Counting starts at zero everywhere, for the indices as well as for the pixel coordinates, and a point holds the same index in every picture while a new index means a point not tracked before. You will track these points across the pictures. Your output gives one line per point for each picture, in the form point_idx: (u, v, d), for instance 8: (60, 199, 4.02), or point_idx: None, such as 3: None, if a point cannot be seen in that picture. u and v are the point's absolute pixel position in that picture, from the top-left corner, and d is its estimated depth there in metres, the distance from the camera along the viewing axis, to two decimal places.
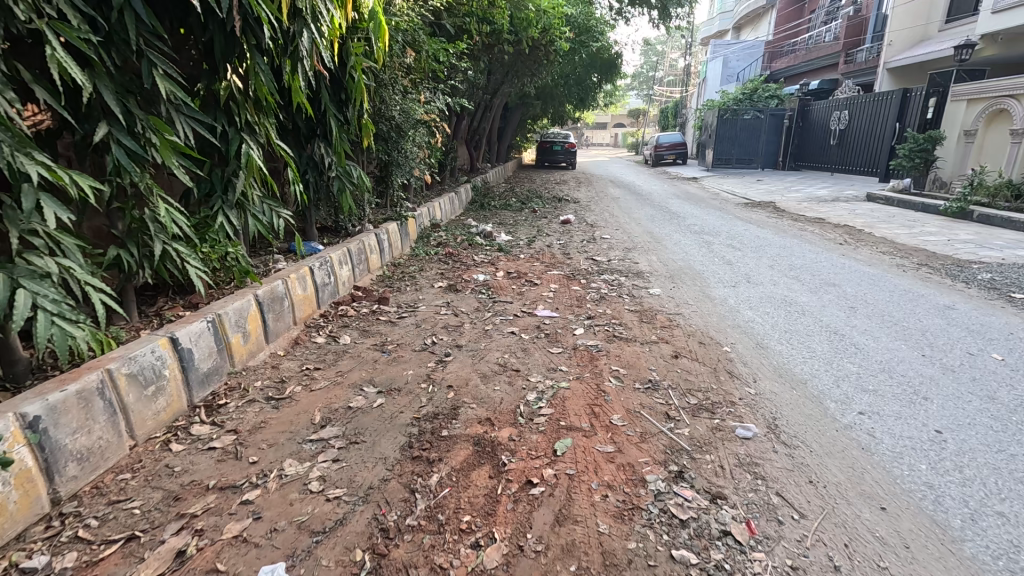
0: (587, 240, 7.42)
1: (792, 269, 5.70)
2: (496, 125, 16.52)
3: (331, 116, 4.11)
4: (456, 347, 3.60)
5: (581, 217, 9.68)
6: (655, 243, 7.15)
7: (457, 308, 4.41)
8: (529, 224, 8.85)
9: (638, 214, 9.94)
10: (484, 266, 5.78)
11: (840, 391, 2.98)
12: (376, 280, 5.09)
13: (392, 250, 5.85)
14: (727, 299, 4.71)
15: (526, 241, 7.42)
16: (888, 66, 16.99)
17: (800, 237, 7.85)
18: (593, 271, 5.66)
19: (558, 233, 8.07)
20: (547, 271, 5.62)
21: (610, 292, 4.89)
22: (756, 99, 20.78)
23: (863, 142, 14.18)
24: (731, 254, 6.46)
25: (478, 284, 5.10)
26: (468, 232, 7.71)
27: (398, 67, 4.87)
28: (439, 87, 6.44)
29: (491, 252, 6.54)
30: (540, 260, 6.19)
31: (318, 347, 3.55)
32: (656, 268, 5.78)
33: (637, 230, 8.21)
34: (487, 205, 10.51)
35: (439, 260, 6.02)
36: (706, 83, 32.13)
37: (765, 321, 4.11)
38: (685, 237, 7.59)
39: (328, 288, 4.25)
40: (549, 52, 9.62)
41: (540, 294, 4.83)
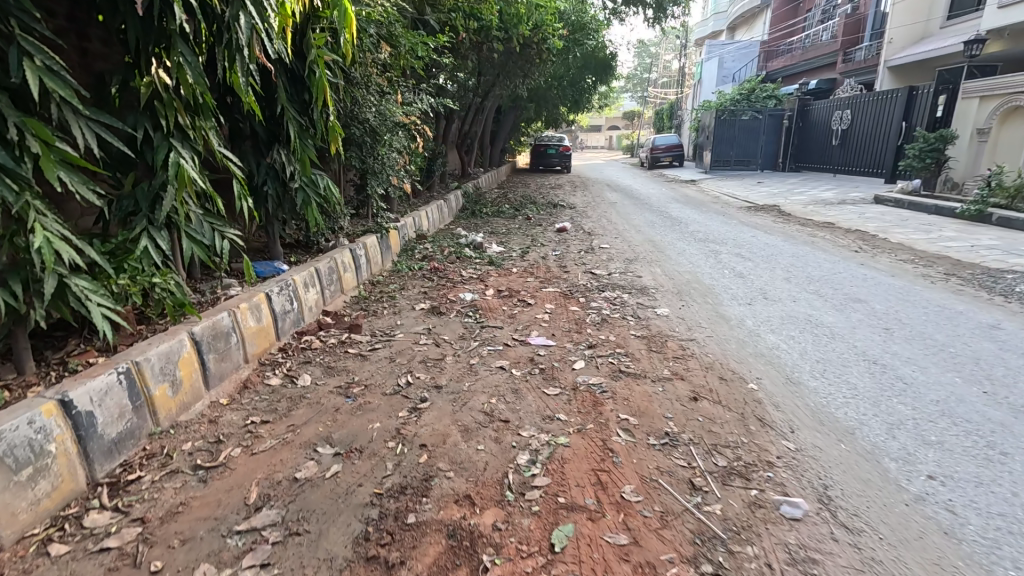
0: (585, 250, 6.89)
1: (811, 282, 5.19)
2: (488, 128, 16.02)
3: (291, 118, 3.58)
4: (435, 390, 3.05)
5: (577, 224, 9.17)
6: (658, 253, 6.64)
7: (439, 336, 3.87)
8: (523, 232, 8.33)
9: (637, 220, 9.43)
10: (473, 283, 5.25)
11: (898, 445, 2.44)
12: (350, 303, 4.55)
13: (371, 266, 5.31)
14: (744, 320, 4.18)
15: (519, 252, 6.89)
16: (889, 64, 16.58)
17: (811, 244, 7.35)
18: (593, 287, 5.13)
19: (553, 242, 7.54)
20: (543, 288, 5.09)
21: (612, 313, 4.37)
22: (754, 99, 20.37)
23: (867, 142, 13.74)
24: (741, 265, 5.95)
25: (465, 306, 4.56)
26: (457, 242, 7.17)
27: (371, 63, 4.37)
28: (420, 87, 5.93)
29: (481, 266, 6.00)
30: (535, 275, 5.65)
31: (270, 392, 3.00)
32: (662, 283, 5.26)
33: (637, 238, 7.70)
34: (478, 212, 9.98)
35: (424, 277, 5.47)
36: (701, 85, 31.78)
37: (791, 348, 3.58)
38: (690, 246, 7.08)
39: (289, 316, 3.69)
40: (542, 51, 9.11)
41: (534, 316, 4.30)
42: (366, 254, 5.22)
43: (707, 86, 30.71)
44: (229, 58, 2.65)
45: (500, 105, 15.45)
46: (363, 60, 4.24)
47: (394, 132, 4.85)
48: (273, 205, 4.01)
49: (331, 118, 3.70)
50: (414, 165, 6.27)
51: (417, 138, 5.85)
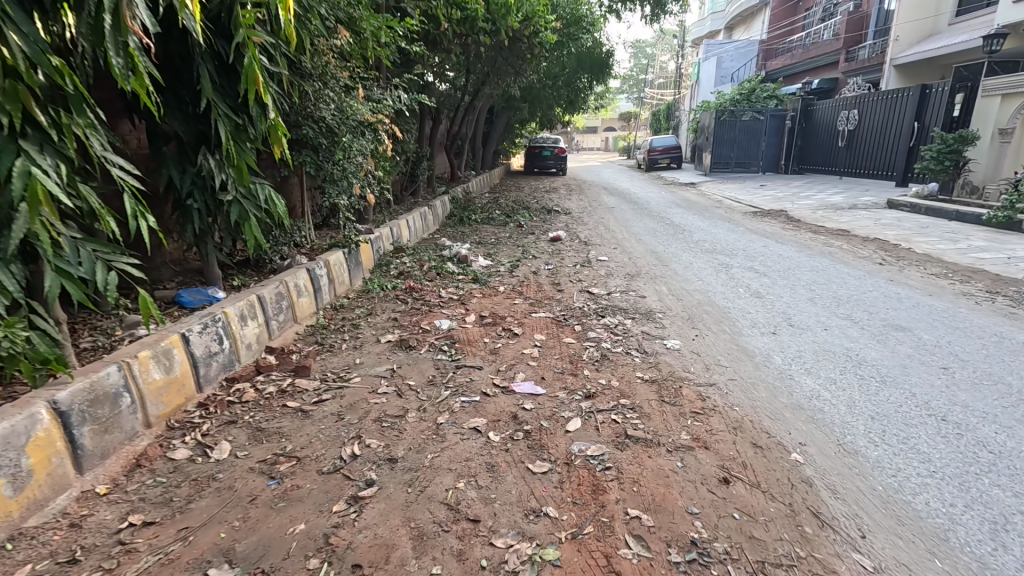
0: (582, 263, 6.22)
1: (840, 305, 4.53)
2: (480, 129, 15.35)
3: (218, 115, 2.89)
4: (388, 466, 2.36)
5: (573, 232, 8.50)
6: (662, 267, 5.98)
7: (403, 382, 3.17)
8: (514, 242, 7.65)
9: (637, 228, 8.79)
10: (452, 307, 4.55)
11: (1015, 562, 1.78)
12: (303, 334, 3.85)
13: (334, 286, 4.62)
14: (770, 355, 3.52)
15: (508, 266, 6.21)
16: (895, 62, 16.01)
17: (829, 255, 6.71)
18: (590, 312, 4.45)
19: (547, 254, 6.87)
20: (532, 312, 4.40)
21: (613, 346, 3.68)
22: (755, 99, 19.78)
23: (875, 143, 13.14)
24: (757, 282, 5.29)
25: (440, 337, 3.87)
26: (439, 255, 6.49)
27: (327, 51, 3.71)
28: (391, 82, 5.25)
29: (464, 284, 5.32)
30: (525, 295, 4.96)
31: (171, 471, 2.30)
32: (670, 305, 4.59)
33: (638, 248, 7.05)
34: (467, 219, 9.30)
35: (396, 299, 4.78)
36: (699, 84, 31.20)
37: (836, 397, 2.92)
38: (696, 258, 6.42)
39: (217, 360, 2.99)
40: (534, 45, 8.46)
41: (520, 351, 3.61)
42: (328, 273, 4.53)
43: (705, 86, 30.13)
44: (101, 32, 1.92)
45: (491, 105, 14.80)
46: (315, 47, 3.56)
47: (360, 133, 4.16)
48: (204, 222, 3.30)
49: (272, 116, 2.99)
50: (386, 169, 5.59)
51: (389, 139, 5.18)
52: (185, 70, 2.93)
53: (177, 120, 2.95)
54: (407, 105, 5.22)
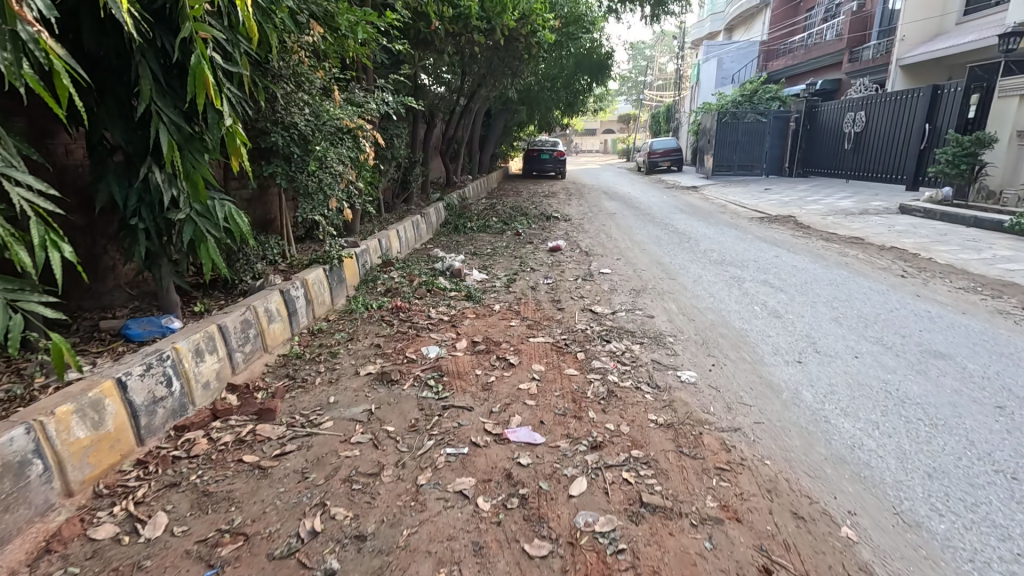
0: (583, 277, 5.83)
1: (867, 326, 4.13)
2: (477, 132, 14.96)
3: (160, 124, 2.49)
4: (354, 547, 1.95)
5: (573, 241, 8.11)
6: (669, 281, 5.57)
7: (381, 427, 2.76)
8: (511, 252, 7.26)
9: (640, 236, 8.40)
10: (442, 331, 4.14)
11: None
12: (274, 366, 3.44)
13: (313, 308, 4.21)
14: (799, 390, 3.11)
15: (504, 279, 5.81)
16: (901, 62, 15.65)
17: (846, 266, 6.31)
18: (593, 336, 4.04)
19: (546, 266, 6.47)
20: (530, 336, 4.00)
21: (621, 380, 3.28)
22: (757, 101, 19.42)
23: (884, 145, 12.77)
24: (774, 299, 4.88)
25: (427, 369, 3.47)
26: (431, 268, 6.09)
27: (298, 48, 3.32)
28: (376, 84, 4.84)
29: (456, 302, 4.92)
30: (522, 315, 4.55)
31: (88, 559, 1.89)
32: (681, 328, 4.18)
33: (643, 259, 6.66)
34: (462, 227, 8.90)
35: (382, 321, 4.37)
36: (699, 86, 30.88)
37: (882, 448, 2.51)
38: (705, 270, 6.02)
39: (164, 406, 2.58)
40: (531, 45, 8.08)
41: (517, 386, 3.21)
42: (305, 293, 4.12)
43: (705, 87, 29.79)
44: None
45: (488, 107, 14.41)
46: (284, 45, 3.17)
47: (338, 140, 3.77)
48: (154, 244, 2.91)
49: (227, 123, 2.60)
50: (372, 179, 5.19)
51: (375, 147, 4.79)
52: (124, 72, 2.54)
53: (116, 129, 2.56)
54: (393, 110, 4.82)
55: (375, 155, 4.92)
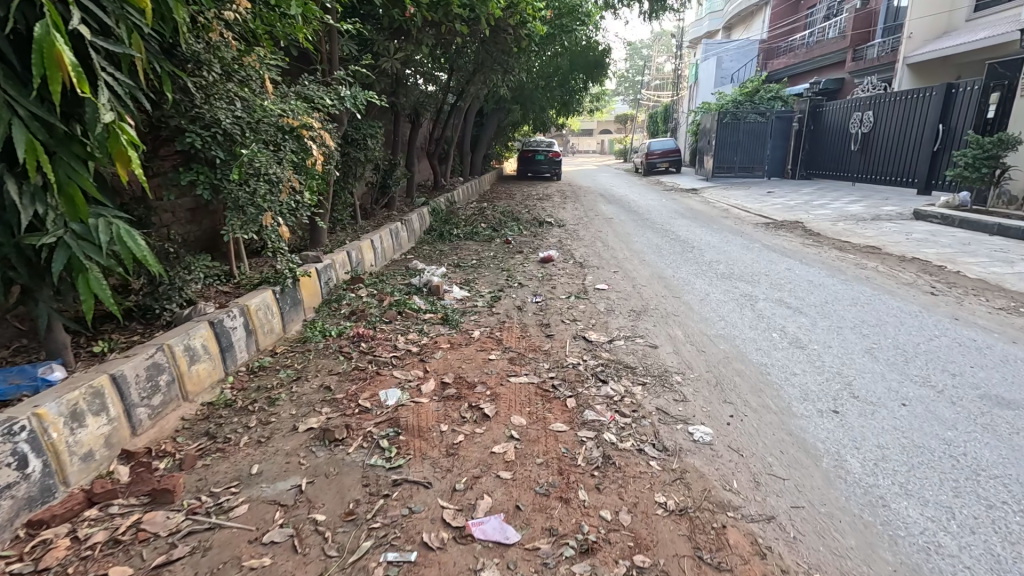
0: (576, 295, 5.20)
1: (909, 361, 3.50)
2: (468, 132, 14.35)
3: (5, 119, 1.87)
4: None
5: (566, 249, 7.50)
6: (673, 300, 4.95)
7: (308, 516, 2.12)
8: (497, 263, 6.64)
9: (638, 244, 7.79)
10: (408, 367, 3.50)
11: None
12: (192, 420, 2.79)
13: (256, 339, 3.58)
14: (843, 456, 2.48)
15: (488, 297, 5.19)
16: (908, 61, 15.08)
17: (866, 281, 5.71)
18: (586, 374, 3.41)
19: (535, 280, 5.84)
20: (511, 375, 3.37)
21: (620, 439, 2.65)
22: (758, 101, 18.87)
23: (893, 146, 12.23)
24: (793, 324, 4.26)
25: (382, 422, 2.83)
26: (406, 284, 5.46)
27: (218, 27, 2.71)
28: (337, 78, 4.22)
29: (430, 327, 4.29)
30: (505, 344, 3.93)
31: None
32: (690, 365, 3.55)
33: (642, 272, 6.04)
34: (447, 234, 8.28)
35: (338, 355, 3.73)
36: (698, 85, 30.33)
37: (967, 553, 1.89)
38: (713, 287, 5.40)
39: (15, 496, 1.95)
40: (520, 36, 7.47)
41: (491, 448, 2.58)
42: (245, 321, 3.49)
43: (704, 87, 29.24)
44: None
45: (480, 106, 13.80)
46: (196, 22, 2.56)
47: (279, 142, 3.13)
48: (20, 275, 2.27)
49: (104, 119, 2.01)
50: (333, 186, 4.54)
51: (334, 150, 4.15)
52: None
53: None
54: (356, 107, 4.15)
55: (335, 160, 4.27)
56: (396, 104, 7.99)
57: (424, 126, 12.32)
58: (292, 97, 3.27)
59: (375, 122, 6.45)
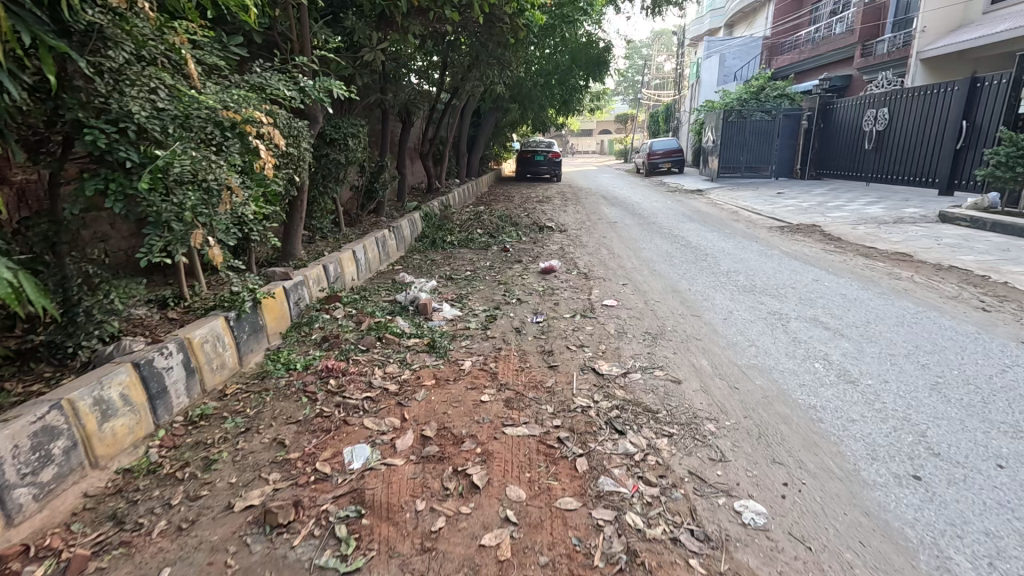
0: (581, 314, 4.61)
1: (990, 402, 2.90)
2: (464, 133, 13.75)
3: None
4: None
5: (568, 258, 6.91)
6: (692, 321, 4.35)
7: None
8: (494, 274, 6.05)
9: (646, 252, 7.20)
10: (382, 414, 2.89)
11: None
12: (98, 496, 2.19)
13: (200, 379, 2.97)
14: (945, 551, 1.89)
15: (482, 316, 4.60)
16: (921, 56, 14.51)
17: (906, 294, 5.12)
18: (598, 421, 2.80)
19: (535, 294, 5.25)
20: (507, 423, 2.76)
21: (647, 525, 2.05)
22: (763, 99, 18.33)
23: (911, 145, 11.66)
24: (837, 351, 3.65)
25: (343, 495, 2.23)
26: (390, 302, 4.87)
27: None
28: (297, 67, 3.63)
29: (413, 356, 3.70)
30: (500, 378, 3.33)
31: None
32: (723, 409, 2.94)
33: (654, 285, 5.44)
34: (440, 241, 7.68)
35: (300, 397, 3.11)
36: (700, 84, 29.77)
37: None
38: (735, 303, 4.80)
39: None
40: (518, 27, 6.88)
41: (479, 540, 1.98)
42: (185, 358, 2.88)
43: (706, 85, 28.66)
44: None
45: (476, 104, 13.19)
46: None
47: (216, 143, 2.56)
48: None
49: None
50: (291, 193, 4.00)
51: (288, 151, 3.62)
52: None
53: None
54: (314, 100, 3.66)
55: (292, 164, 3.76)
56: (384, 100, 7.39)
57: (417, 126, 11.72)
58: (233, 88, 2.72)
59: (357, 121, 5.85)
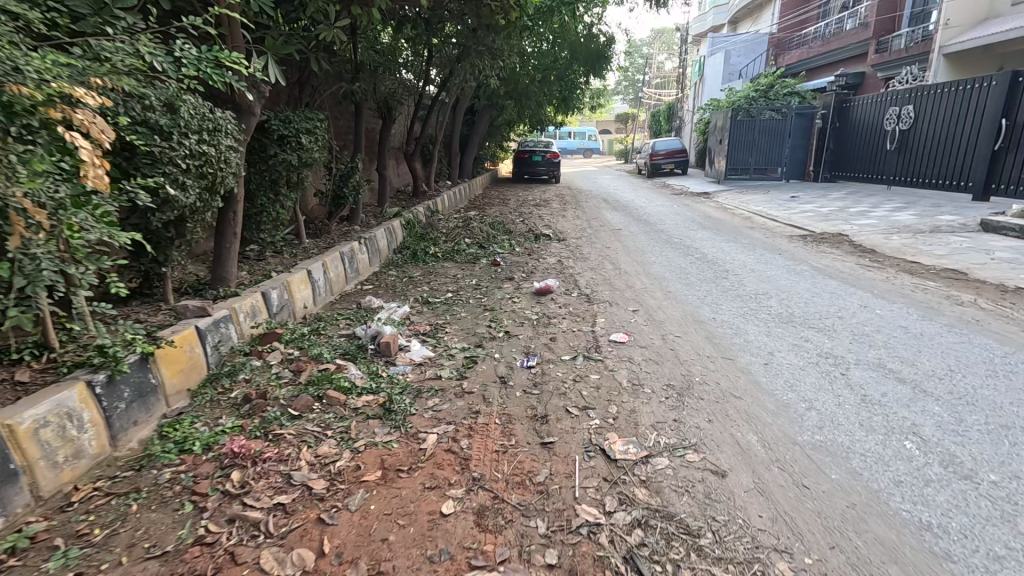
0: (582, 356, 3.67)
1: None
2: (455, 131, 12.79)
3: None
4: None
5: (568, 274, 5.99)
6: (725, 368, 3.41)
7: None
8: (479, 296, 5.13)
9: (657, 268, 6.27)
10: (292, 540, 1.96)
11: None
12: None
13: (29, 484, 2.03)
14: None
15: (460, 358, 3.66)
16: (944, 50, 13.59)
17: (978, 325, 4.19)
18: (613, 559, 1.88)
19: (527, 325, 4.32)
20: (475, 565, 1.84)
21: None
22: (772, 96, 17.45)
23: (940, 146, 10.80)
24: (929, 421, 2.72)
25: None
26: (347, 338, 3.94)
27: None
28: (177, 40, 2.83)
29: (361, 426, 2.77)
30: (473, 466, 2.40)
31: None
32: (795, 528, 2.01)
33: (671, 315, 4.52)
34: (422, 253, 6.76)
35: (181, 503, 2.15)
36: (703, 82, 28.88)
37: None
38: (776, 341, 3.86)
39: None
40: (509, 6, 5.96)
41: None
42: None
43: (709, 83, 27.75)
44: None
45: (468, 100, 12.26)
46: None
47: (9, 134, 1.76)
48: None
49: None
50: (194, 202, 3.11)
51: (160, 145, 2.79)
52: None
53: None
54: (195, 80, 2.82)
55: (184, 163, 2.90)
56: (356, 92, 6.44)
57: (400, 123, 10.73)
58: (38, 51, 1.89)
59: (315, 115, 4.91)
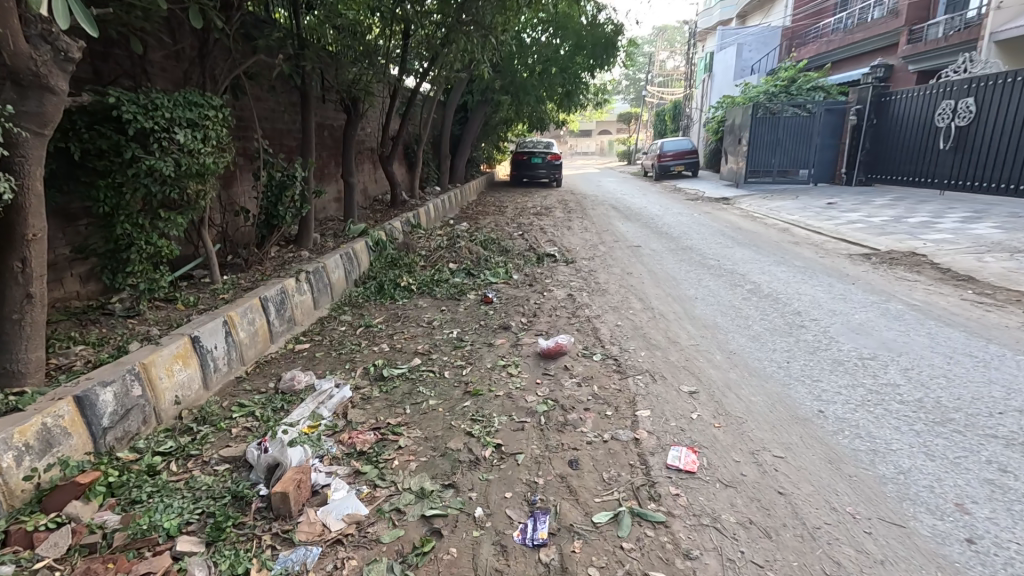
0: (627, 514, 2.09)
1: None
2: (445, 130, 11.26)
3: None
4: None
5: (583, 319, 4.43)
6: (906, 560, 1.83)
7: None
8: (459, 362, 3.56)
9: (702, 307, 4.68)
10: None
11: None
12: None
13: None
14: None
15: (408, 517, 2.09)
16: (994, 37, 12.05)
17: None
18: None
19: (529, 425, 2.75)
20: None
21: None
22: (794, 92, 15.94)
23: (1015, 143, 9.31)
24: None
25: None
26: (230, 469, 2.35)
27: None
28: None
29: None
30: None
31: None
32: None
33: (753, 405, 2.93)
34: (390, 286, 5.20)
35: None
36: (711, 77, 27.55)
37: None
38: (956, 474, 2.27)
39: None
40: None
41: None
42: None
43: (718, 78, 26.37)
44: None
45: (459, 97, 10.72)
46: None
47: None
48: None
49: None
50: None
51: None
52: None
53: None
54: None
55: None
56: (296, 76, 4.86)
57: (375, 120, 9.09)
58: None
59: (211, 100, 3.28)
